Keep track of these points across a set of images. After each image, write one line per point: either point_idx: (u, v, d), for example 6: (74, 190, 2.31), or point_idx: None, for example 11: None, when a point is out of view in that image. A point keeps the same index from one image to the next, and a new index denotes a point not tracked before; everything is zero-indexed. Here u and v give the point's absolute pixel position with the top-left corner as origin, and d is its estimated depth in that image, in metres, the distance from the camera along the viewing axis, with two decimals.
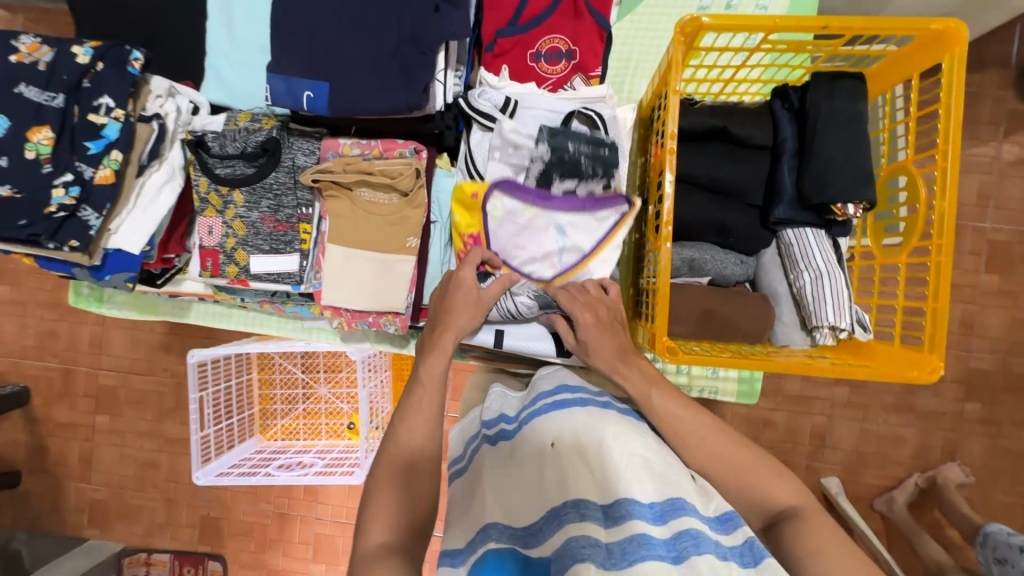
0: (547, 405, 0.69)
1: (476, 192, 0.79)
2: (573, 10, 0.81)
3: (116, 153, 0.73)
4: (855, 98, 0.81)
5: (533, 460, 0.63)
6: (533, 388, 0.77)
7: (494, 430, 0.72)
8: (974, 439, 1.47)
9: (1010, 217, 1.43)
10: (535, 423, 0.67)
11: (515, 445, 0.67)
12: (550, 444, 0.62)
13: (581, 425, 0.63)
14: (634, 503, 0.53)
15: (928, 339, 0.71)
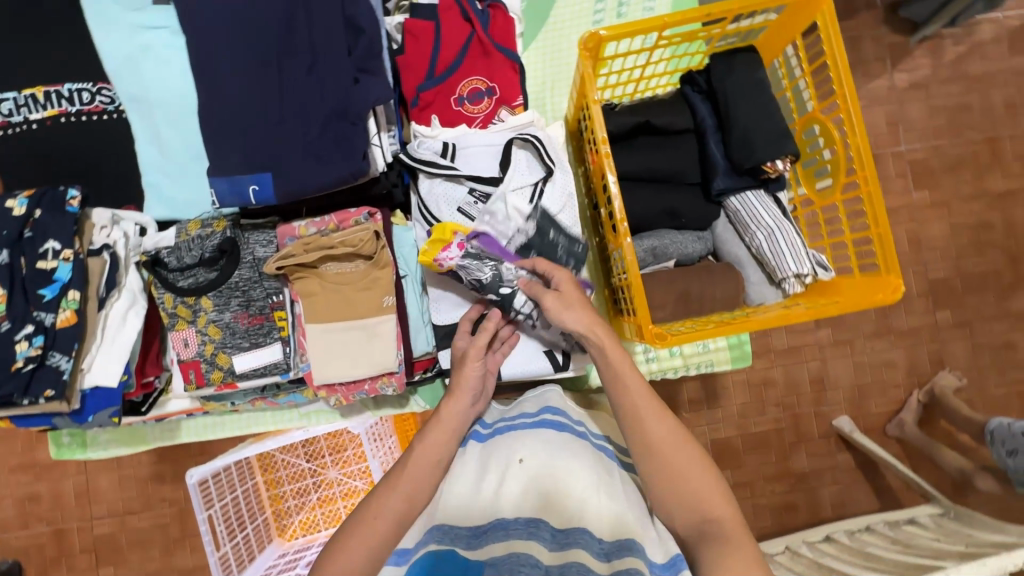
0: (521, 426, 0.75)
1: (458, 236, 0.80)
2: (482, 50, 0.86)
3: (73, 293, 0.72)
4: (752, 67, 0.89)
5: (496, 471, 0.68)
6: (518, 407, 0.83)
7: (466, 433, 0.79)
8: (956, 343, 1.56)
9: (920, 135, 1.55)
10: (509, 440, 0.73)
11: (483, 454, 0.73)
12: (518, 460, 0.68)
13: (551, 449, 0.69)
14: (584, 533, 0.60)
15: (882, 262, 0.77)
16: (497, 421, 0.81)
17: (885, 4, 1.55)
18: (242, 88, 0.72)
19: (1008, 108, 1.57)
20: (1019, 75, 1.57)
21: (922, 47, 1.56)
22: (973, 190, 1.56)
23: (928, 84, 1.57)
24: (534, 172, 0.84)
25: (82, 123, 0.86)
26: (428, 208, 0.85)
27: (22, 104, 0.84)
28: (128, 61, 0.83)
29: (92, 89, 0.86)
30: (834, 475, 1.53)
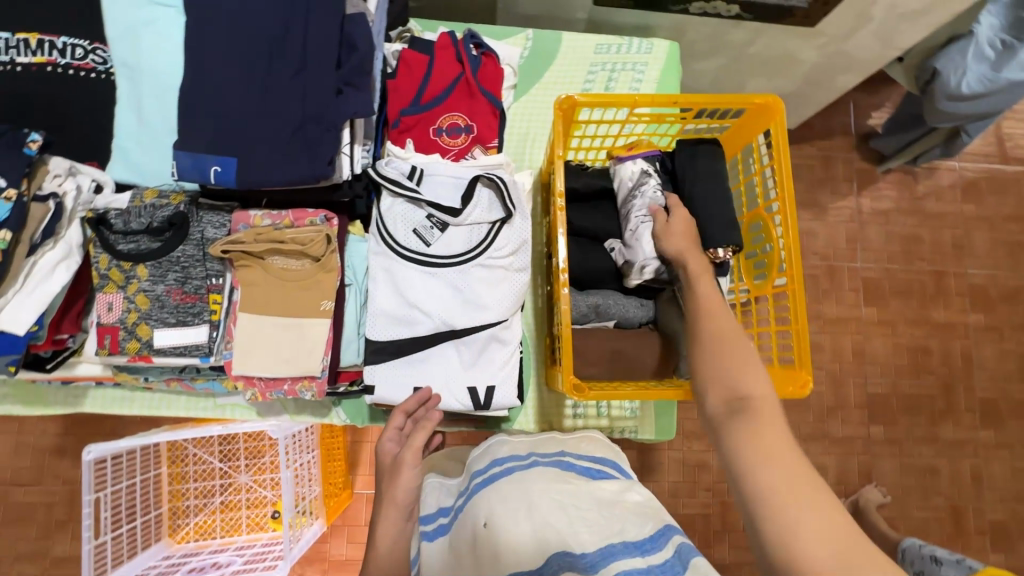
0: (477, 487, 0.79)
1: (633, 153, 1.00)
2: (468, 90, 0.91)
3: (4, 232, 0.71)
4: (712, 158, 0.95)
5: (469, 546, 0.71)
6: (470, 472, 0.86)
7: (432, 526, 0.81)
8: (885, 460, 1.61)
9: (874, 256, 1.67)
10: (468, 509, 0.76)
11: (453, 535, 0.76)
12: (483, 524, 0.71)
13: (505, 501, 0.73)
14: (565, 558, 0.65)
15: (797, 357, 0.80)
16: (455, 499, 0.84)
17: (858, 134, 1.70)
18: (227, 73, 0.75)
19: (956, 248, 1.70)
20: (969, 220, 1.71)
21: (886, 178, 1.70)
22: (916, 316, 1.66)
23: (888, 212, 1.70)
24: (494, 212, 0.88)
25: (68, 76, 0.87)
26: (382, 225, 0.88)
27: (13, 45, 0.85)
28: (128, 29, 0.86)
29: (87, 47, 0.88)
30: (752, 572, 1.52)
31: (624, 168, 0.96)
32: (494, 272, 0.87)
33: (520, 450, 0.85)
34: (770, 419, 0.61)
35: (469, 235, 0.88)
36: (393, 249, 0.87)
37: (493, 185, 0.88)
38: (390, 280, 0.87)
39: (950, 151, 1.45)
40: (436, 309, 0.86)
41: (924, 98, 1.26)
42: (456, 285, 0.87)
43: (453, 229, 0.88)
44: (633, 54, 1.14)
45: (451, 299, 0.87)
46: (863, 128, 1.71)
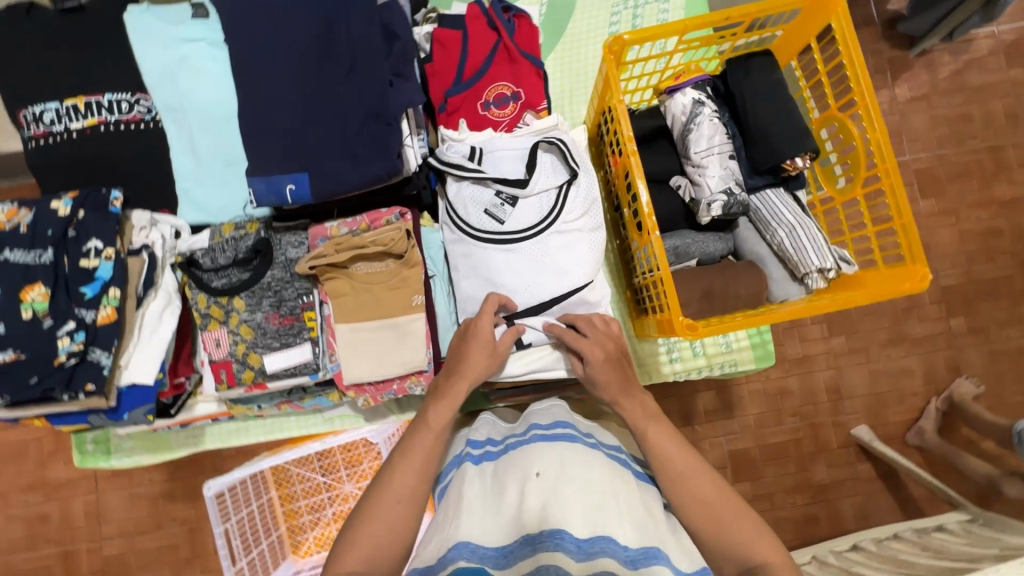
0: (536, 437, 0.70)
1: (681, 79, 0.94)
2: (507, 56, 0.89)
3: (114, 290, 0.73)
4: (767, 71, 0.91)
5: (513, 485, 0.66)
6: (525, 421, 0.78)
7: (479, 451, 0.75)
8: (972, 350, 1.56)
9: (925, 144, 1.59)
10: (521, 453, 0.69)
11: (496, 469, 0.70)
12: (535, 474, 0.65)
13: (567, 461, 0.66)
14: (610, 542, 0.59)
15: (907, 253, 0.78)
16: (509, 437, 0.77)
17: (883, 21, 1.61)
18: (280, 91, 0.75)
19: (1009, 118, 1.61)
20: (1018, 85, 1.61)
21: (922, 60, 1.61)
22: (980, 197, 1.59)
23: (930, 95, 1.61)
24: (559, 175, 0.86)
25: (120, 132, 0.89)
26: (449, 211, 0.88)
27: (64, 113, 0.87)
28: (167, 73, 0.86)
29: (131, 99, 0.89)
30: (856, 485, 1.51)
31: (675, 103, 0.92)
32: (569, 239, 0.86)
33: (580, 425, 0.76)
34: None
35: (539, 205, 0.85)
36: (466, 232, 0.86)
37: (555, 147, 0.85)
38: (471, 265, 0.87)
39: (992, 14, 1.37)
40: (519, 280, 0.85)
41: None
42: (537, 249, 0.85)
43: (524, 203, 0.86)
44: None
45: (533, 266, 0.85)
46: (887, 13, 1.62)
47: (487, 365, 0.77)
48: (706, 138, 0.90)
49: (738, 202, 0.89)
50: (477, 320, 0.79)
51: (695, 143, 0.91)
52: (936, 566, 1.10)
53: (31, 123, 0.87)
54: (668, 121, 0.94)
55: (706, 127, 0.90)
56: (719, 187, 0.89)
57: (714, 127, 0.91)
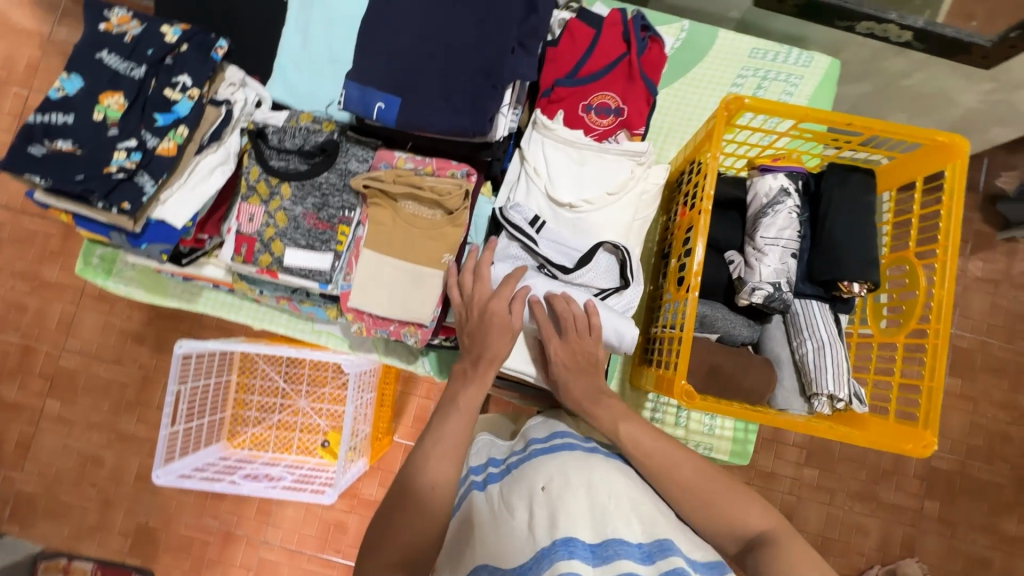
0: (536, 453, 0.70)
1: (778, 163, 0.93)
2: (627, 72, 0.89)
3: (183, 128, 0.75)
4: (863, 190, 0.90)
5: (520, 503, 0.63)
6: (524, 437, 0.78)
7: (481, 476, 0.73)
8: (932, 538, 1.52)
9: (975, 326, 1.56)
10: (524, 470, 0.68)
11: (504, 482, 0.69)
12: (540, 488, 0.64)
13: (569, 468, 0.66)
14: (622, 543, 0.58)
15: (922, 416, 0.77)
16: (509, 456, 0.76)
17: (986, 193, 1.59)
18: (408, 14, 0.76)
19: None
20: None
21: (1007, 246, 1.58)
22: (1007, 398, 1.55)
23: (1000, 282, 1.58)
24: (609, 280, 0.84)
25: None
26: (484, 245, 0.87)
27: None
28: None
29: None
30: None
31: (763, 182, 0.91)
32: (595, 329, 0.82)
33: (581, 431, 0.76)
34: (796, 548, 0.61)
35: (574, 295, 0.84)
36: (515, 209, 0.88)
37: (616, 255, 0.84)
38: None
39: None
40: None
41: None
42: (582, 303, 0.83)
43: (584, 215, 0.87)
44: (790, 65, 1.09)
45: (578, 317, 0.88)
46: (992, 188, 1.60)
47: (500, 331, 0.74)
48: (778, 227, 0.89)
49: (781, 300, 0.88)
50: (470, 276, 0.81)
51: (766, 226, 0.89)
52: None
53: None
54: (746, 197, 0.94)
55: (785, 215, 0.89)
56: (769, 280, 0.88)
57: (790, 220, 0.89)
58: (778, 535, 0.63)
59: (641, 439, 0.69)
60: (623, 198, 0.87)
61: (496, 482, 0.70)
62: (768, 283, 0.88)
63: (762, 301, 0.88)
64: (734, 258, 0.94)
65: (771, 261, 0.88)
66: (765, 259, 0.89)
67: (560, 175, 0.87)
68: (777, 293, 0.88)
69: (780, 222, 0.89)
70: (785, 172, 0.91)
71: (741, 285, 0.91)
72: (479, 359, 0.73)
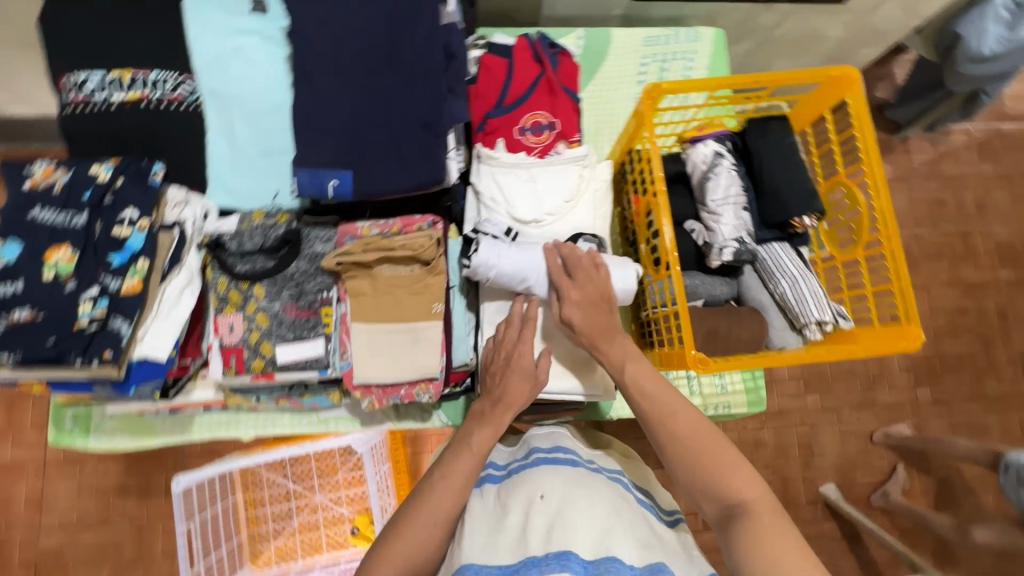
0: (538, 461, 0.74)
1: (703, 131, 1.01)
2: (549, 89, 0.94)
3: (143, 261, 0.73)
4: (783, 136, 0.99)
5: (518, 507, 0.67)
6: (525, 445, 0.82)
7: (480, 477, 0.78)
8: (934, 421, 1.66)
9: (904, 223, 1.77)
10: (525, 477, 0.72)
11: (502, 492, 0.72)
12: (540, 497, 0.67)
13: (569, 484, 0.68)
14: (615, 562, 0.59)
15: (904, 313, 0.83)
16: (511, 461, 0.80)
17: (873, 107, 1.81)
18: (335, 90, 0.76)
19: (979, 209, 1.81)
20: (988, 180, 1.83)
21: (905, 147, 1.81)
22: (950, 278, 1.76)
23: (909, 179, 1.80)
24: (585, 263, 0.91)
25: (162, 110, 0.91)
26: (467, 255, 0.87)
27: (107, 83, 0.89)
28: (220, 63, 0.92)
29: (177, 80, 0.91)
30: (820, 543, 1.56)
31: (694, 153, 0.99)
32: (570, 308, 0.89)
33: (582, 452, 0.80)
34: (775, 525, 0.61)
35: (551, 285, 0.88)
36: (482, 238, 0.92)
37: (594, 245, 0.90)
38: (497, 310, 0.90)
39: (970, 113, 1.59)
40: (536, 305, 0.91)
41: (946, 66, 1.45)
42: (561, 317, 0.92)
43: (549, 227, 0.91)
44: (682, 44, 1.19)
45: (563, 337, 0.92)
46: (877, 101, 1.82)
47: (529, 389, 0.81)
48: (722, 189, 0.96)
49: (748, 251, 0.95)
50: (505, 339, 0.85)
51: (712, 190, 0.97)
52: None
53: (72, 88, 0.89)
54: (687, 169, 1.01)
55: (726, 175, 0.97)
56: (732, 237, 0.95)
57: (730, 181, 0.97)
58: (758, 507, 0.63)
59: (642, 379, 0.75)
60: (579, 202, 0.92)
61: (495, 484, 0.75)
62: (731, 239, 0.95)
63: (731, 257, 0.94)
64: (694, 226, 1.00)
65: (727, 220, 0.96)
66: (721, 220, 0.96)
67: (516, 197, 0.90)
68: (741, 246, 0.95)
69: (722, 184, 0.96)
70: (713, 138, 0.99)
71: (708, 248, 0.97)
72: (499, 400, 0.79)
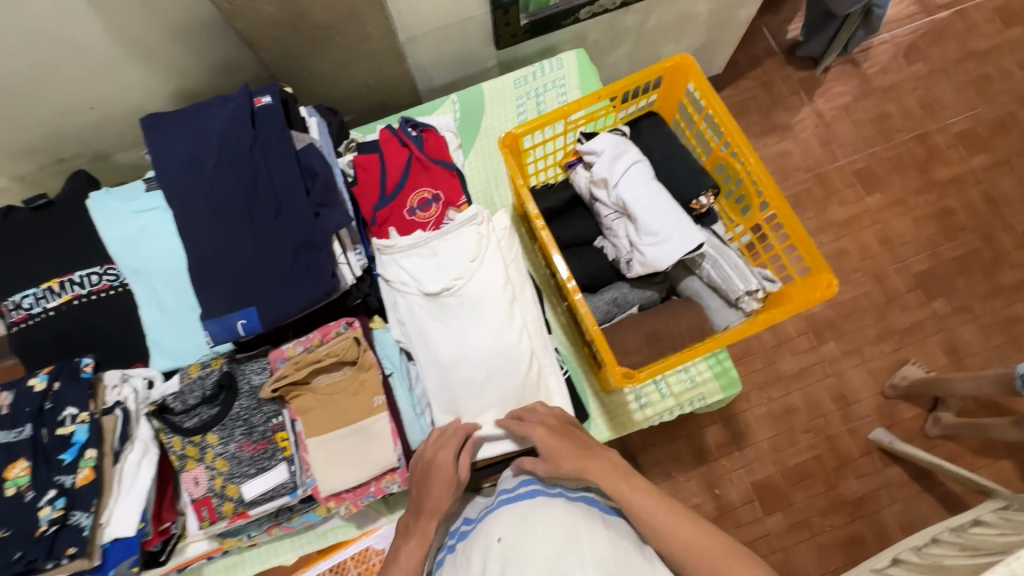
0: (500, 504, 0.72)
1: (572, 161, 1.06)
2: (422, 166, 1.01)
3: (90, 451, 0.78)
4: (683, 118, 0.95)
5: (476, 558, 0.65)
6: (501, 486, 0.80)
7: (455, 538, 0.76)
8: (962, 329, 1.59)
9: (856, 147, 1.76)
10: (485, 526, 0.69)
11: (467, 548, 0.70)
12: (496, 540, 0.65)
13: (520, 521, 0.66)
14: None
15: (812, 263, 0.85)
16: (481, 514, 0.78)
17: (783, 50, 1.84)
18: (217, 240, 0.83)
19: (925, 107, 1.79)
20: (924, 78, 1.81)
21: (829, 76, 1.82)
22: (921, 183, 1.72)
23: (846, 104, 1.80)
24: None
25: (93, 301, 0.99)
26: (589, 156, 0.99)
27: (42, 295, 0.98)
28: (129, 240, 0.97)
29: (100, 271, 0.99)
30: (891, 492, 1.47)
31: (578, 176, 1.03)
32: None
33: (551, 473, 0.77)
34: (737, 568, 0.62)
35: None
36: (403, 319, 0.95)
37: None
38: (442, 383, 0.92)
39: (873, 27, 1.63)
40: (474, 370, 0.91)
41: None
42: (502, 391, 0.92)
43: (461, 290, 0.92)
44: (549, 74, 1.24)
45: (512, 394, 0.91)
46: (786, 43, 1.85)
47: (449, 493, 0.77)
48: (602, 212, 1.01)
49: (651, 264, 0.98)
50: (435, 455, 0.81)
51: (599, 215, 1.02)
52: (971, 564, 0.99)
53: (13, 310, 0.98)
54: (578, 191, 1.05)
55: (605, 168, 0.97)
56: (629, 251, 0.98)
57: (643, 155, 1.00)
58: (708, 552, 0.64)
59: None
60: (484, 258, 0.94)
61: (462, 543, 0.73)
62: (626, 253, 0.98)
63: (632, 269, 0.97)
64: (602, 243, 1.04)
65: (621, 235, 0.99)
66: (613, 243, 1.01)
67: (423, 275, 0.94)
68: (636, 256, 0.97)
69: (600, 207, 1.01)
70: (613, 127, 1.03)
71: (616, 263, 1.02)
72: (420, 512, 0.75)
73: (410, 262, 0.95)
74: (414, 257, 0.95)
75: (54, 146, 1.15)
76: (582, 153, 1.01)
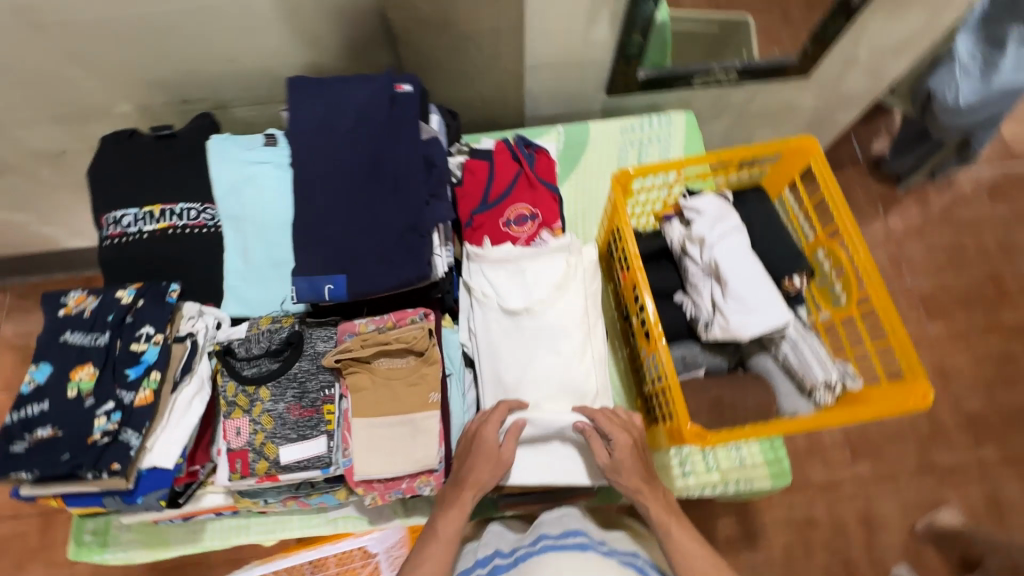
0: (545, 548, 0.76)
1: (667, 213, 1.07)
2: (528, 183, 1.03)
3: (155, 374, 0.79)
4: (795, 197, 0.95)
5: None
6: (537, 531, 0.83)
7: (488, 567, 0.80)
8: (1008, 483, 1.51)
9: (927, 272, 1.73)
10: (531, 566, 0.74)
11: None
12: None
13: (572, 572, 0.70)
14: None
15: (908, 368, 0.83)
16: (516, 549, 0.82)
17: (868, 163, 1.86)
18: (329, 205, 0.86)
19: (1003, 249, 1.76)
20: (1009, 221, 1.79)
21: (909, 198, 1.82)
22: (987, 323, 1.68)
23: (925, 227, 1.79)
24: None
25: (185, 235, 1.02)
26: (689, 213, 1.00)
27: (141, 217, 1.02)
28: (235, 186, 1.01)
29: (200, 208, 1.03)
30: None
31: (672, 229, 1.03)
32: None
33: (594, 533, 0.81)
34: None
35: None
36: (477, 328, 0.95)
37: None
38: (500, 398, 0.92)
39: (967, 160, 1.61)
40: (534, 394, 0.90)
41: (927, 117, 1.51)
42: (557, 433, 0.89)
43: (540, 314, 0.92)
44: (657, 128, 1.27)
45: None
46: (870, 156, 1.86)
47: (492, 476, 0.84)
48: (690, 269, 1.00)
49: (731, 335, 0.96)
50: (479, 430, 0.85)
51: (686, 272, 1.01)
52: None
53: (111, 224, 1.02)
54: (669, 243, 1.05)
55: (705, 226, 0.98)
56: (711, 313, 0.96)
57: (743, 222, 1.00)
58: None
59: None
60: (569, 287, 0.94)
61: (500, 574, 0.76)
62: (707, 315, 0.96)
63: (711, 330, 0.95)
64: (681, 300, 1.03)
65: (705, 295, 0.97)
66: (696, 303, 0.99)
67: (506, 289, 0.94)
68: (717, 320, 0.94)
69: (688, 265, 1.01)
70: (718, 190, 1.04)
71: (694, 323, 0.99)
72: (464, 485, 0.83)
73: (497, 273, 0.95)
74: (501, 270, 0.95)
75: (183, 88, 1.20)
76: (683, 208, 1.02)
